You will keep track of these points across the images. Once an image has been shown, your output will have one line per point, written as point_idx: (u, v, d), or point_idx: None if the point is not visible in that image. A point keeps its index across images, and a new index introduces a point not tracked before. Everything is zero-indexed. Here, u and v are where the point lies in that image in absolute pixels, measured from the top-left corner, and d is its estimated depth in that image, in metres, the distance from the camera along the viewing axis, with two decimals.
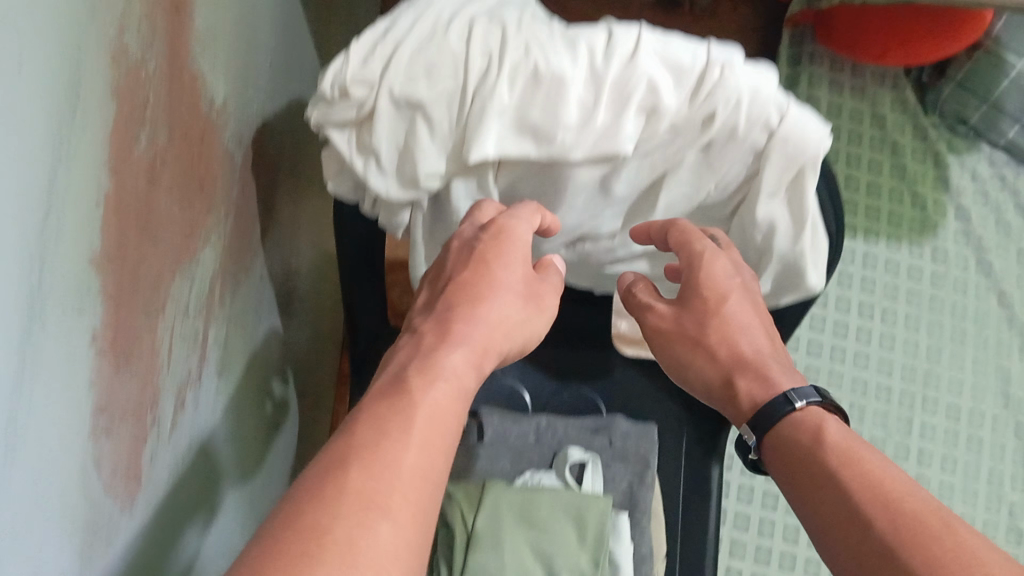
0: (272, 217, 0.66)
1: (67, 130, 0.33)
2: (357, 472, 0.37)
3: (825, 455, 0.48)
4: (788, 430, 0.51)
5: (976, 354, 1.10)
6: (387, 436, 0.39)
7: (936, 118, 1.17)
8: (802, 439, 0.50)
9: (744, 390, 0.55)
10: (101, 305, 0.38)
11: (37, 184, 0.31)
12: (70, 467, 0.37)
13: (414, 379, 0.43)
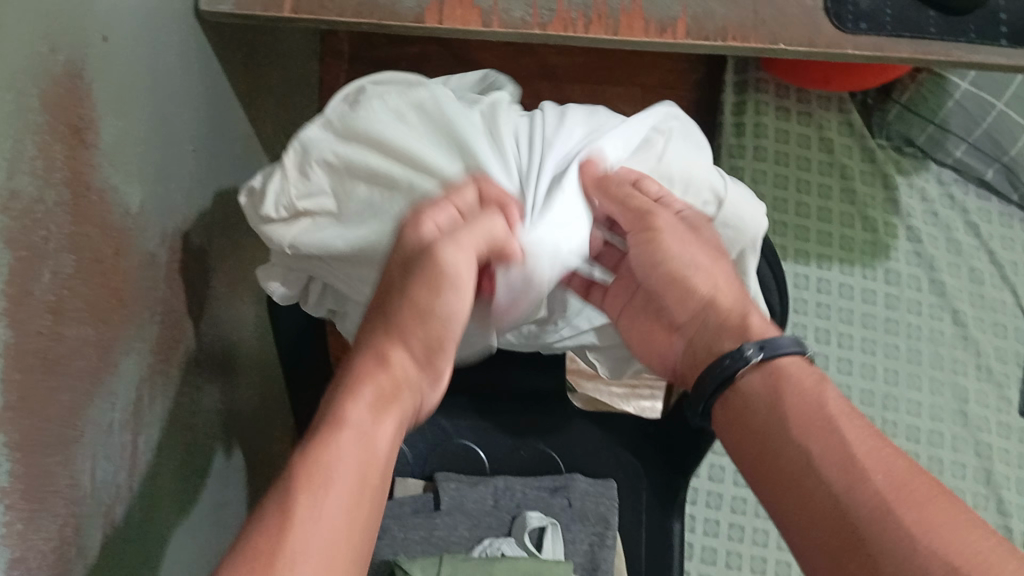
0: (207, 300, 0.65)
1: None
2: (272, 569, 0.37)
3: (813, 415, 0.48)
4: (778, 377, 0.50)
5: (933, 374, 1.08)
6: (295, 519, 0.39)
7: (883, 140, 1.18)
8: (794, 387, 0.50)
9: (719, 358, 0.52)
10: (7, 458, 0.36)
11: None
12: None
13: (325, 435, 0.43)
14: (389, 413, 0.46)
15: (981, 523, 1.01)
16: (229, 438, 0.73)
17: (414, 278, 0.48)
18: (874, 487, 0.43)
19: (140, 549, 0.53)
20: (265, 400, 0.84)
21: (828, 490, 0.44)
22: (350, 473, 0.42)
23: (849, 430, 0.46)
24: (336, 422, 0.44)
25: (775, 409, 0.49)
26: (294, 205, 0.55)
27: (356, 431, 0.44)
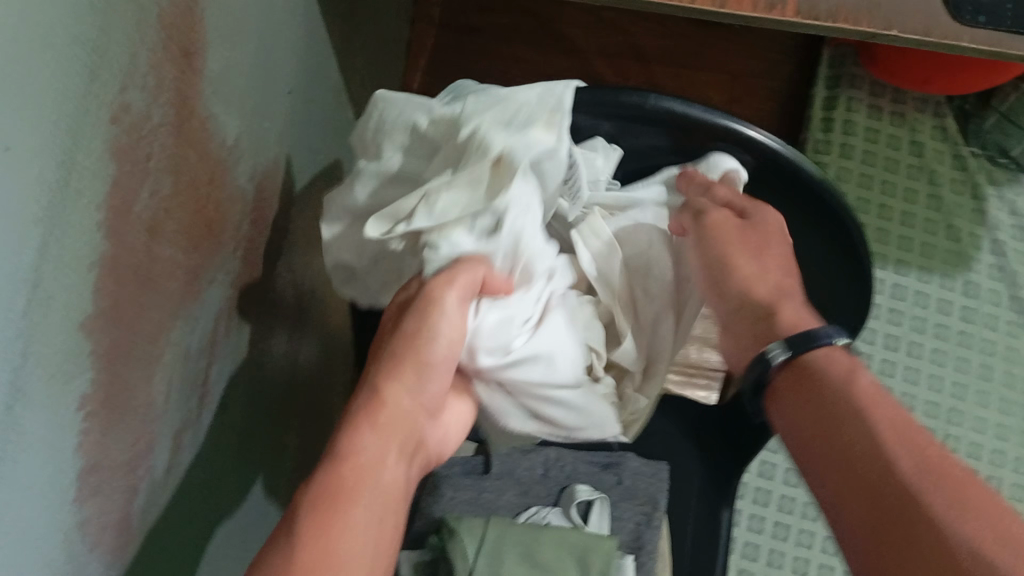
0: (287, 240, 0.66)
1: (73, 189, 0.33)
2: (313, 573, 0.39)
3: (845, 395, 0.41)
4: (817, 365, 0.43)
5: (1004, 396, 1.05)
6: (340, 525, 0.42)
7: (976, 147, 1.13)
8: (831, 374, 0.43)
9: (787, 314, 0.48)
10: (92, 364, 0.37)
11: (36, 247, 0.31)
12: (62, 534, 0.36)
13: (335, 464, 0.44)
14: (392, 448, 0.46)
15: None
16: (290, 381, 0.74)
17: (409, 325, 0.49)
18: (904, 477, 0.37)
19: (205, 473, 0.54)
20: (327, 347, 0.84)
21: (856, 471, 0.39)
22: (374, 509, 0.44)
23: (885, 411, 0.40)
24: (345, 459, 0.44)
25: (806, 395, 0.43)
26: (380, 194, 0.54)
27: (361, 470, 0.44)
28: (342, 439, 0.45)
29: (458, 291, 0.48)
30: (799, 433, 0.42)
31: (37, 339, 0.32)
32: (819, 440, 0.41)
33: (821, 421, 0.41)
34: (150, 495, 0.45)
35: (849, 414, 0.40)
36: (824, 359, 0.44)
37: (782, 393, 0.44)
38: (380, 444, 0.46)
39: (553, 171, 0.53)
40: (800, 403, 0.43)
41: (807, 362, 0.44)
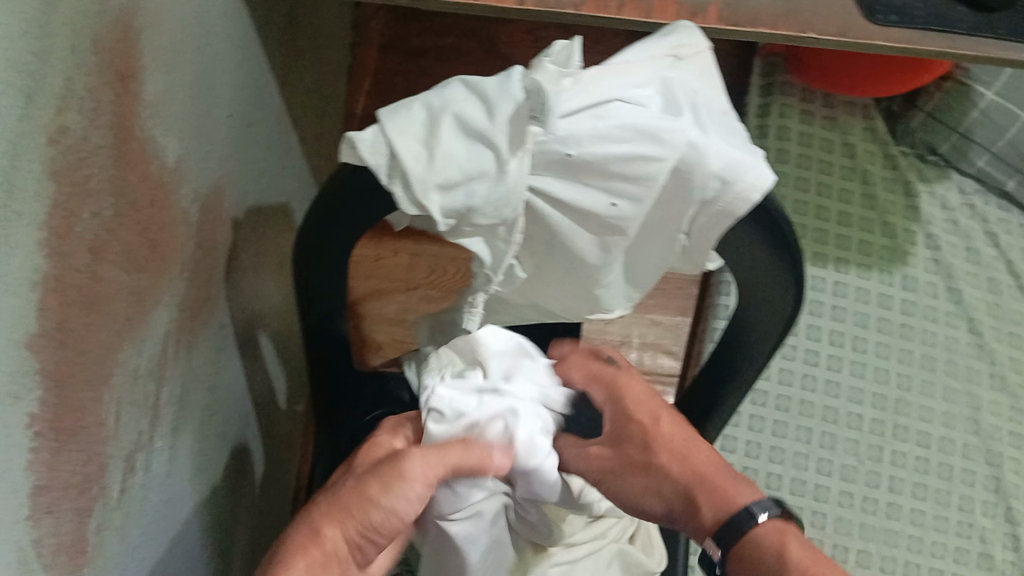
0: (233, 265, 0.66)
1: (13, 210, 0.34)
2: None
3: (786, 568, 0.49)
4: (751, 545, 0.51)
5: (947, 383, 1.09)
6: None
7: (906, 147, 1.18)
8: (767, 554, 0.51)
9: (708, 507, 0.54)
10: (39, 384, 0.37)
11: None
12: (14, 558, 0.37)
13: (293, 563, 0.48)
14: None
15: (989, 531, 1.03)
16: (243, 402, 0.73)
17: (375, 474, 0.51)
18: None
19: (161, 497, 0.54)
20: (275, 370, 0.84)
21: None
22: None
23: (632, 394, 0.59)
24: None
25: (758, 573, 0.51)
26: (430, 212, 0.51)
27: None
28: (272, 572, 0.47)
29: (422, 458, 0.51)
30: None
31: None
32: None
33: None
34: (104, 516, 0.45)
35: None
36: (761, 528, 0.51)
37: (746, 555, 0.52)
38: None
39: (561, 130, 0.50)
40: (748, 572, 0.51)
41: (740, 548, 0.52)
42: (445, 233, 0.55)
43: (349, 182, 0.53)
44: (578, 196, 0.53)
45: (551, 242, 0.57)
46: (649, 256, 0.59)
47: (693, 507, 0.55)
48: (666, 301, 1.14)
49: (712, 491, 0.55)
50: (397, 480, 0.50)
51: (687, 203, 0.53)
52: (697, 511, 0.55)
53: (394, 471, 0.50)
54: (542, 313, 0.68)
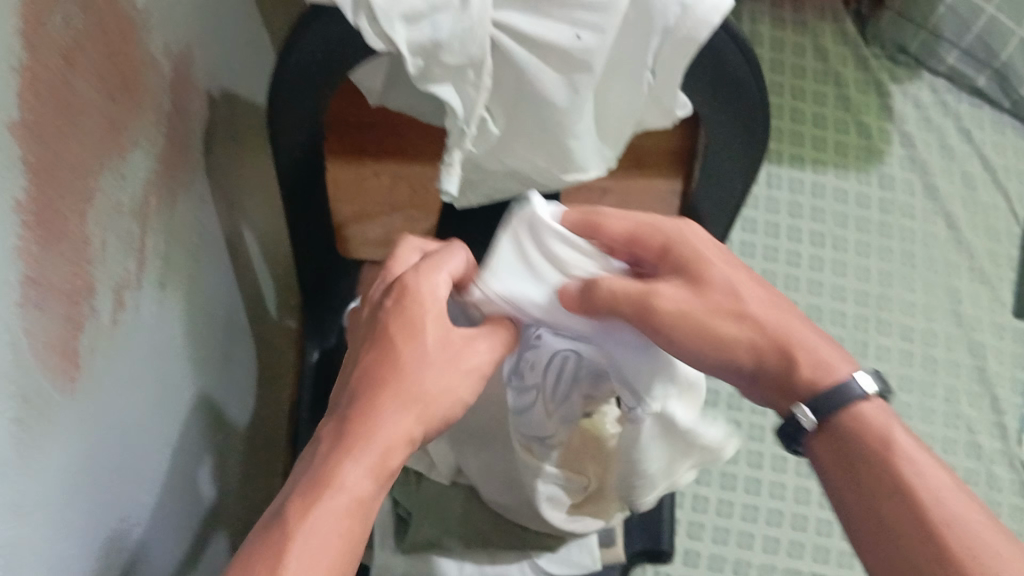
0: (213, 146, 0.67)
1: None
2: (308, 527, 0.43)
3: (876, 454, 0.47)
4: (851, 426, 0.49)
5: (926, 277, 1.11)
6: (341, 498, 0.44)
7: (877, 49, 1.20)
8: (869, 436, 0.48)
9: (805, 363, 0.50)
10: (23, 174, 0.39)
11: None
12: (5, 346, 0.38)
13: (345, 453, 0.46)
14: (381, 477, 0.46)
15: (976, 420, 1.04)
16: (231, 296, 0.75)
17: (429, 355, 0.50)
18: (941, 534, 0.44)
19: (151, 346, 0.55)
20: (261, 275, 0.85)
21: (892, 482, 0.46)
22: (337, 523, 0.44)
23: (693, 238, 0.53)
24: (327, 483, 0.45)
25: (847, 454, 0.49)
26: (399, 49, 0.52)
27: (349, 498, 0.45)
28: (331, 464, 0.45)
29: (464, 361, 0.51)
30: (837, 472, 0.49)
31: None
32: (868, 500, 0.47)
33: (896, 497, 0.46)
34: (95, 337, 0.46)
35: (890, 469, 0.47)
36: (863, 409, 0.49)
37: (851, 428, 0.49)
38: (369, 473, 0.46)
39: None
40: (834, 450, 0.49)
41: (844, 421, 0.49)
42: (414, 77, 0.56)
43: (316, 24, 0.54)
44: (542, 30, 0.54)
45: (520, 89, 0.59)
46: (617, 103, 0.61)
47: (790, 367, 0.51)
48: (647, 212, 1.15)
49: (804, 347, 0.51)
50: (446, 368, 0.50)
51: (648, 34, 0.54)
52: (794, 371, 0.50)
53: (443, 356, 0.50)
54: (523, 183, 0.71)
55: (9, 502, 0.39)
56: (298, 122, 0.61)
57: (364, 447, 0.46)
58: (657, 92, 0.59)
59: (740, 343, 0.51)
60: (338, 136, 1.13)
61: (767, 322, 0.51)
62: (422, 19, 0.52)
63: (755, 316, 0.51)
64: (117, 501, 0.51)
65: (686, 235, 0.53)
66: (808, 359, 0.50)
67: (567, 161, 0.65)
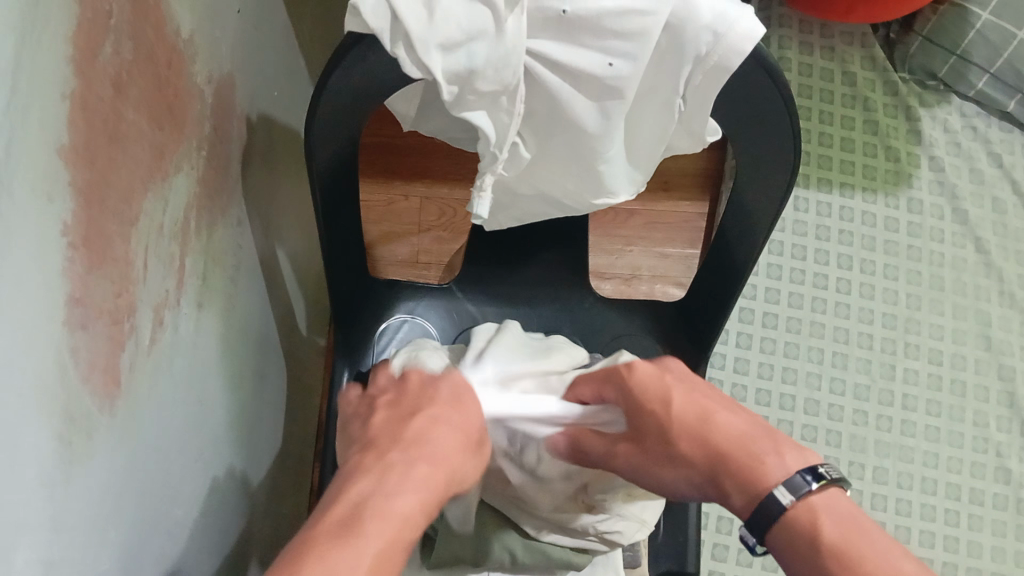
0: (249, 168, 0.68)
1: (53, 16, 0.37)
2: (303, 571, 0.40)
3: (820, 554, 0.45)
4: (784, 535, 0.48)
5: (955, 301, 1.10)
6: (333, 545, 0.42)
7: (905, 74, 1.20)
8: (801, 542, 0.47)
9: (731, 486, 0.51)
10: (72, 197, 0.40)
11: (24, 65, 0.35)
12: (54, 368, 0.39)
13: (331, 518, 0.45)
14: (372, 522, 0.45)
15: (1005, 445, 1.03)
16: (264, 314, 0.76)
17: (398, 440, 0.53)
18: None
19: (187, 365, 0.56)
20: (292, 292, 0.86)
21: None
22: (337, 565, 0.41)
23: (637, 383, 0.58)
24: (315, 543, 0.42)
25: (796, 565, 0.47)
26: (433, 76, 0.53)
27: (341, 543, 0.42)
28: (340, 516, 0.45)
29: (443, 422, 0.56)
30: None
31: (26, 148, 0.35)
32: None
33: None
34: (136, 356, 0.48)
35: (837, 567, 0.44)
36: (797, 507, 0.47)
37: (784, 536, 0.48)
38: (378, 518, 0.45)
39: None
40: (789, 558, 0.47)
41: (779, 533, 0.48)
42: (449, 104, 0.56)
43: (353, 51, 0.55)
44: (574, 58, 0.55)
45: (552, 114, 0.60)
46: (648, 129, 0.61)
47: (723, 494, 0.52)
48: (674, 234, 1.16)
49: (728, 473, 0.52)
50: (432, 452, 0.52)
51: (680, 62, 0.55)
52: (726, 494, 0.52)
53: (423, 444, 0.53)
54: (553, 206, 0.71)
55: (51, 519, 0.40)
56: (333, 145, 0.62)
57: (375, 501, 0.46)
58: (688, 117, 0.59)
59: (684, 478, 0.55)
60: (369, 155, 1.14)
61: (700, 443, 0.54)
62: (456, 45, 0.52)
63: (684, 438, 0.55)
64: (153, 515, 0.52)
65: (630, 377, 0.59)
66: (743, 464, 0.51)
67: (597, 183, 0.66)
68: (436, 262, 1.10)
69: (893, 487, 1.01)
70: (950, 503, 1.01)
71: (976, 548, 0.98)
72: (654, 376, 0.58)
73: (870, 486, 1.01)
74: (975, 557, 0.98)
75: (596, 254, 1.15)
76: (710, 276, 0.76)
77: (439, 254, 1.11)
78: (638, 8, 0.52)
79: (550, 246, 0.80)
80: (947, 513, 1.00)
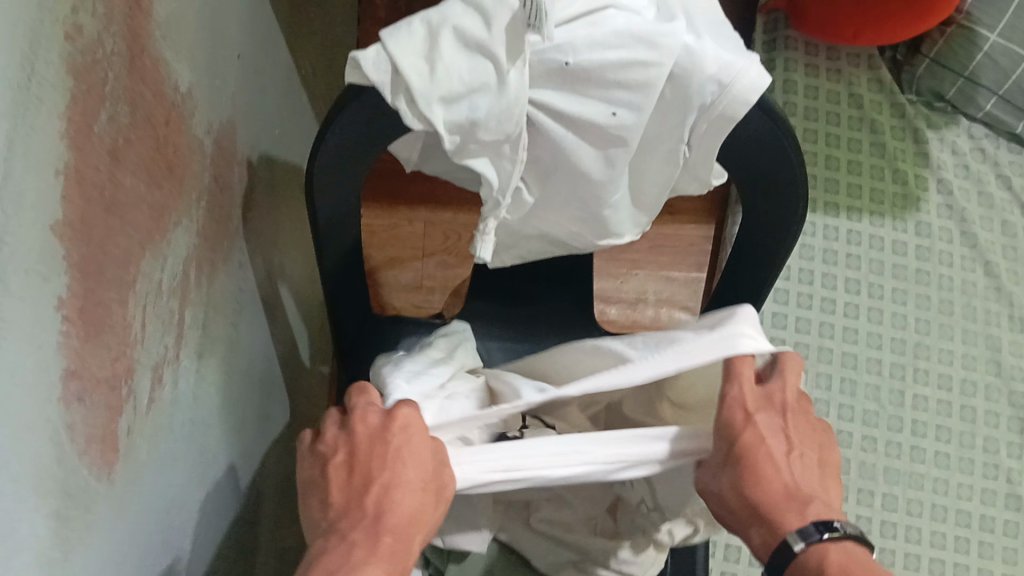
0: (250, 210, 0.68)
1: (45, 95, 0.36)
2: None
3: None
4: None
5: (965, 326, 1.09)
6: None
7: (913, 95, 1.19)
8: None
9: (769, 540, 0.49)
10: (68, 272, 0.39)
11: (17, 150, 0.34)
12: (51, 446, 0.38)
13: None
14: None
15: (1016, 472, 1.02)
16: (267, 351, 0.75)
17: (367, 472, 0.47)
18: None
19: (188, 417, 0.56)
20: (295, 326, 0.86)
21: None
22: None
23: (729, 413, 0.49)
24: None
25: None
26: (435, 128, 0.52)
27: None
28: (348, 568, 0.43)
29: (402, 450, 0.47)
30: None
31: (21, 232, 0.35)
32: None
33: None
34: (134, 419, 0.47)
35: None
36: (809, 551, 0.47)
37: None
38: (388, 574, 0.44)
39: (552, 48, 0.52)
40: None
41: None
42: (452, 153, 0.56)
43: (355, 102, 0.54)
44: (578, 109, 0.54)
45: (556, 161, 0.59)
46: (652, 175, 0.61)
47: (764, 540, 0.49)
48: (680, 258, 1.15)
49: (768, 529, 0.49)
50: (421, 449, 0.47)
51: (685, 111, 0.54)
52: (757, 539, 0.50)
53: (405, 438, 0.47)
54: (557, 245, 0.71)
55: None
56: (335, 190, 0.62)
57: (386, 554, 0.44)
58: (693, 161, 0.59)
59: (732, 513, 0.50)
60: (373, 180, 1.14)
61: (764, 489, 0.48)
62: (458, 97, 0.51)
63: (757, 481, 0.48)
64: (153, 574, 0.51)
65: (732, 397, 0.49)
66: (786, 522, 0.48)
67: (602, 225, 0.65)
68: (441, 287, 1.10)
69: (903, 515, 1.00)
70: (960, 531, 1.00)
71: None
72: (747, 382, 0.50)
73: (879, 516, 1.00)
74: None
75: (601, 278, 1.14)
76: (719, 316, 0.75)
77: (443, 279, 1.11)
78: (642, 59, 0.52)
79: (555, 280, 0.80)
80: (957, 542, 0.99)
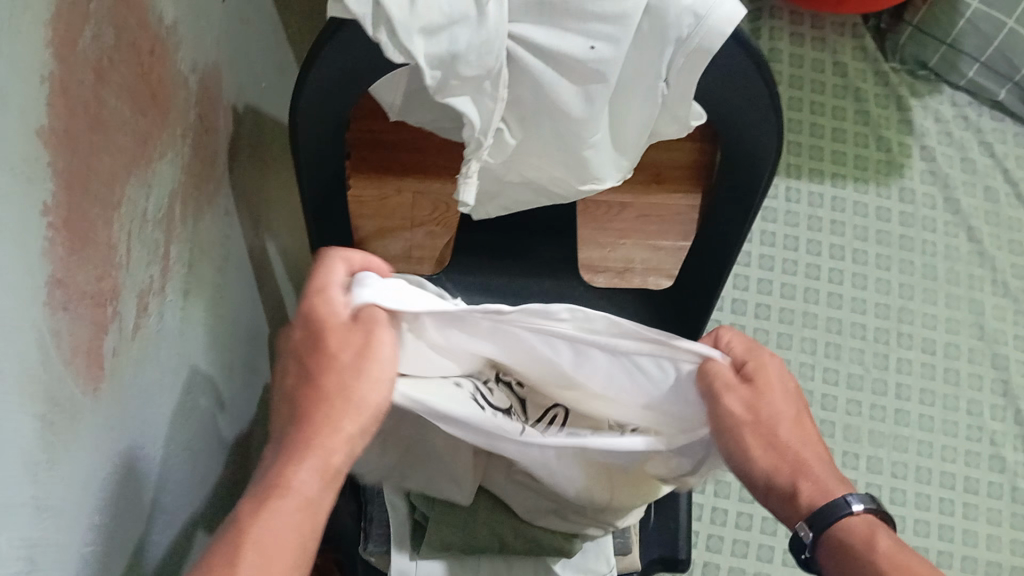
0: (237, 158, 0.69)
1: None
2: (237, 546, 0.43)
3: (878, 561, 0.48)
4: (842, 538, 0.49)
5: (949, 290, 1.10)
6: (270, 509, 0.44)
7: (897, 64, 1.21)
8: (857, 545, 0.49)
9: (805, 492, 0.50)
10: (52, 179, 0.40)
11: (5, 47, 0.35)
12: (34, 347, 0.39)
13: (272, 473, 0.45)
14: (326, 480, 0.46)
15: (1000, 434, 1.03)
16: (253, 304, 0.76)
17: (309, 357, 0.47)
18: None
19: (174, 351, 0.57)
20: (283, 285, 0.86)
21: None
22: (284, 529, 0.44)
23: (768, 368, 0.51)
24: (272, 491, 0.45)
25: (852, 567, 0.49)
26: (417, 61, 0.54)
27: (299, 501, 0.45)
28: (276, 473, 0.45)
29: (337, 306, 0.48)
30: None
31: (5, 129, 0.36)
32: None
33: None
34: (119, 341, 0.48)
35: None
36: (861, 517, 0.49)
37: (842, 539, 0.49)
38: (318, 473, 0.46)
39: None
40: (842, 558, 0.49)
41: (834, 533, 0.49)
42: (433, 91, 0.56)
43: (338, 35, 0.55)
44: (557, 42, 0.55)
45: (537, 101, 0.60)
46: (631, 115, 0.61)
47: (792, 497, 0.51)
48: (667, 227, 1.16)
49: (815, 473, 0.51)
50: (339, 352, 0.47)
51: (662, 45, 0.55)
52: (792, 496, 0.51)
53: (325, 335, 0.47)
54: (540, 194, 0.72)
55: (34, 501, 0.40)
56: (319, 136, 0.63)
57: (307, 451, 0.46)
58: (673, 101, 0.59)
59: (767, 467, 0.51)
60: (362, 151, 1.15)
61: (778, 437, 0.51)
62: (440, 28, 0.52)
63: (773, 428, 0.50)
64: (138, 502, 0.52)
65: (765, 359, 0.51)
66: (800, 489, 0.50)
67: (584, 171, 0.66)
68: (429, 257, 1.10)
69: (888, 477, 1.01)
70: (946, 492, 1.00)
71: (972, 536, 0.98)
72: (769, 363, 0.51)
73: (865, 477, 1.01)
74: (970, 545, 0.98)
75: (589, 247, 1.14)
76: (698, 271, 0.76)
77: (432, 248, 1.10)
78: None
79: (538, 236, 0.81)
80: (942, 502, 1.00)
